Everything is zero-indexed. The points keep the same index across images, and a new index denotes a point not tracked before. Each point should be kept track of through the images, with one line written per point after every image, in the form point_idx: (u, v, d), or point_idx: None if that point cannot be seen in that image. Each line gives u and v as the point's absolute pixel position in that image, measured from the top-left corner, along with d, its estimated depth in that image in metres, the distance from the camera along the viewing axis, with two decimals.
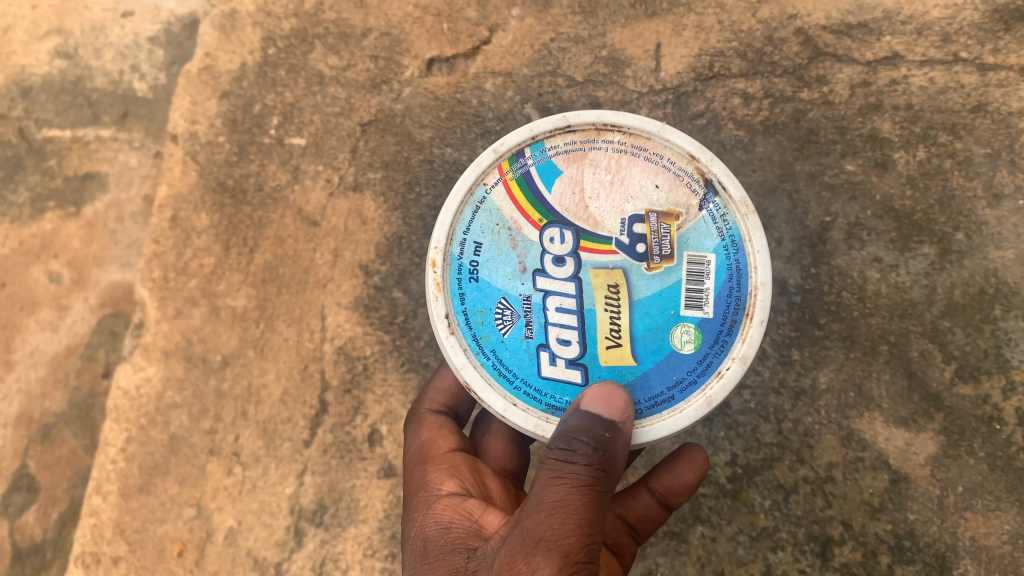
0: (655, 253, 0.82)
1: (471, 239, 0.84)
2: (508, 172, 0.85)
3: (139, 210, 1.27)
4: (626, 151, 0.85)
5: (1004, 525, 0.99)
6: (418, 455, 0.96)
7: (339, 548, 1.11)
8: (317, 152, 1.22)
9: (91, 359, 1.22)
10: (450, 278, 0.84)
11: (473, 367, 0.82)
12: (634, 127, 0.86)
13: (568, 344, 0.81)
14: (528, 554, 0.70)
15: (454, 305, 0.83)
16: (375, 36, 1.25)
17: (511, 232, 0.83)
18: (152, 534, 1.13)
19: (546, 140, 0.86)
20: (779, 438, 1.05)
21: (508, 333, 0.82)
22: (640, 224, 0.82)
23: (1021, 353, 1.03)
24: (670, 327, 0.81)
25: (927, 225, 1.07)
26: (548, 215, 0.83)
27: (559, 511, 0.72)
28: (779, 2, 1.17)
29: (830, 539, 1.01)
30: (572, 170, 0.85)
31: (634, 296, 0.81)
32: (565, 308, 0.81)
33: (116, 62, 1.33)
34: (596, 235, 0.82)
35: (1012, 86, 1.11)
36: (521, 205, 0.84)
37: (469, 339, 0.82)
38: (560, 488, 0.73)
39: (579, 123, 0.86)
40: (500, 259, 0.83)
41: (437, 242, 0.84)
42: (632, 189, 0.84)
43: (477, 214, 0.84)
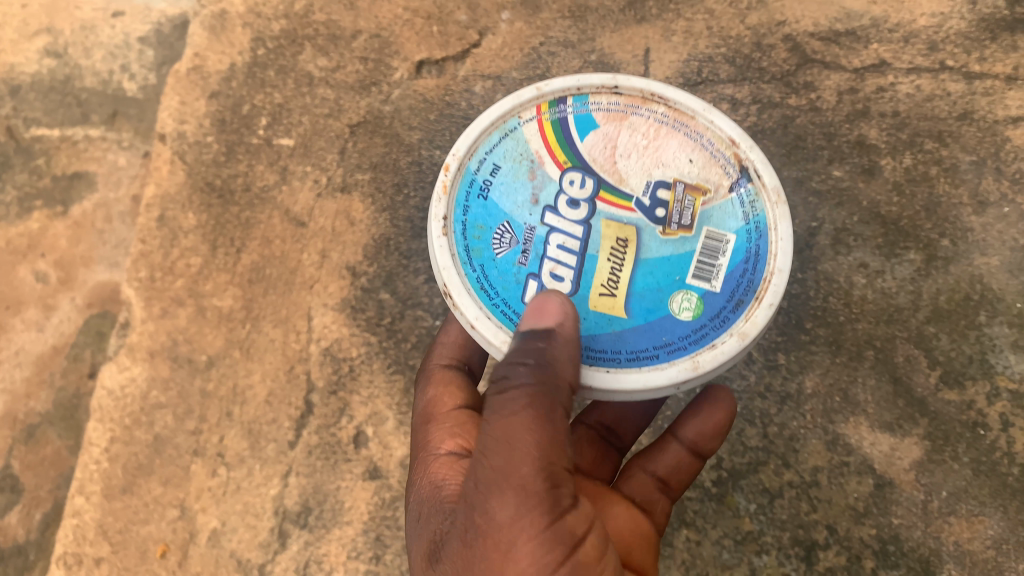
0: (674, 220, 0.81)
1: (489, 163, 0.84)
2: (546, 112, 0.86)
3: (127, 209, 1.27)
4: (669, 123, 0.86)
5: (988, 530, 0.99)
6: (423, 413, 0.96)
7: (323, 551, 1.10)
8: (306, 153, 1.22)
9: (78, 360, 1.22)
10: (459, 187, 0.83)
11: (458, 275, 0.80)
12: (681, 102, 0.86)
13: (562, 281, 0.79)
14: (484, 501, 0.69)
15: (457, 213, 0.82)
16: (366, 38, 1.26)
17: (532, 164, 0.83)
18: (134, 535, 1.12)
19: (591, 95, 0.87)
20: (765, 442, 1.05)
21: (501, 253, 0.81)
22: (664, 190, 0.82)
23: (1005, 359, 1.03)
24: (672, 290, 0.79)
25: (913, 231, 1.08)
26: (573, 160, 0.83)
27: (506, 446, 0.70)
28: (768, 9, 1.19)
29: (815, 543, 1.01)
30: (609, 129, 0.85)
31: (642, 254, 0.79)
32: (568, 249, 0.80)
33: (106, 62, 1.33)
34: (615, 189, 0.81)
35: (998, 94, 1.12)
36: (549, 142, 0.84)
37: (460, 247, 0.81)
38: (504, 424, 0.71)
39: (627, 87, 0.87)
40: (512, 188, 0.82)
41: (459, 151, 0.84)
42: (663, 158, 0.83)
43: (504, 140, 0.85)
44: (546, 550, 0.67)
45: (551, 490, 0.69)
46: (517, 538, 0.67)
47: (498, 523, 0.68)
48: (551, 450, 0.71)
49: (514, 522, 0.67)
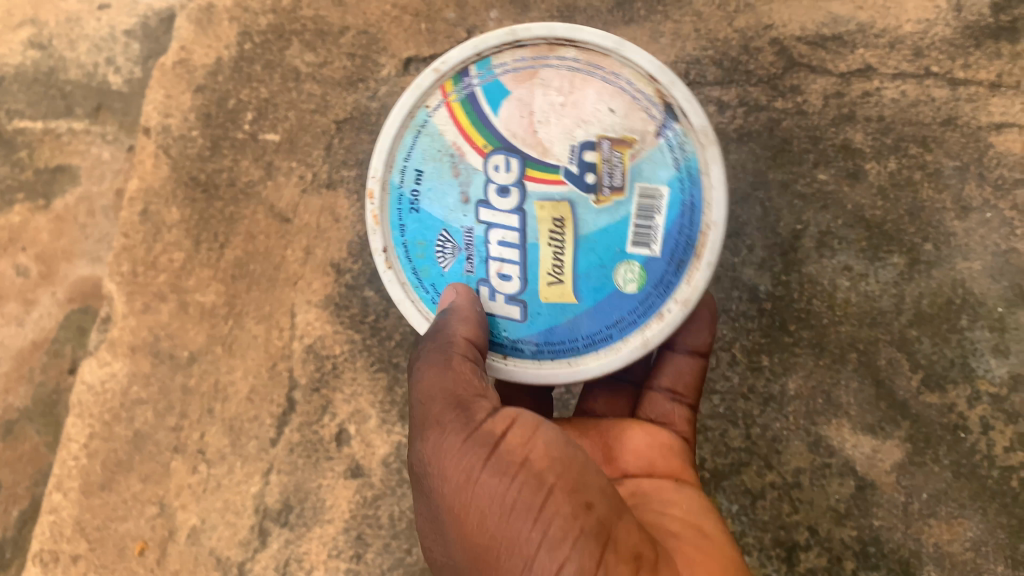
0: (603, 185, 0.80)
1: (410, 166, 0.85)
2: (451, 92, 0.85)
3: (110, 204, 1.26)
4: (579, 70, 0.83)
5: (967, 533, 1.00)
6: None
7: (304, 549, 1.10)
8: (291, 149, 1.21)
9: (58, 355, 1.20)
10: (389, 209, 0.86)
11: (413, 302, 0.87)
12: (592, 43, 0.83)
13: (509, 280, 0.83)
14: (417, 452, 0.79)
15: (395, 237, 0.86)
16: (353, 34, 1.25)
17: (455, 159, 0.83)
18: (113, 532, 1.11)
19: (494, 57, 0.84)
20: (747, 443, 1.05)
21: (448, 267, 0.85)
22: (591, 152, 0.80)
23: (986, 363, 1.04)
24: (613, 264, 0.81)
25: (897, 235, 1.09)
26: (490, 140, 0.82)
27: (426, 403, 0.80)
28: (755, 12, 1.18)
29: (796, 544, 1.02)
30: (522, 92, 0.82)
31: (579, 232, 0.81)
32: (505, 240, 0.82)
33: (91, 54, 1.32)
34: (540, 162, 0.81)
35: (983, 100, 1.12)
36: (461, 126, 0.83)
37: (409, 274, 0.87)
38: (420, 386, 0.81)
39: (530, 38, 0.83)
40: (440, 190, 0.84)
41: (376, 173, 0.86)
42: (582, 113, 0.81)
43: (419, 138, 0.85)
44: (469, 460, 0.74)
45: (467, 415, 0.78)
46: (441, 465, 0.76)
47: (427, 462, 0.77)
48: (461, 387, 0.79)
49: (438, 454, 0.76)
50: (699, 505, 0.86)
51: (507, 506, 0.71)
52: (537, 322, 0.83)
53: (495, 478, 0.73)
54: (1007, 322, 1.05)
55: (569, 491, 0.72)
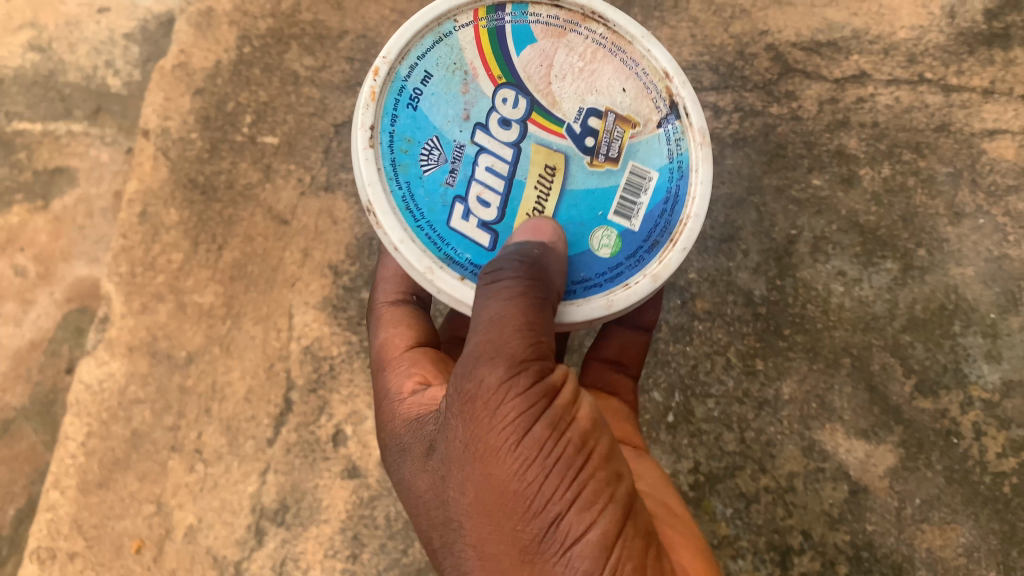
0: (602, 152, 0.79)
1: (422, 67, 0.79)
2: (483, 19, 0.81)
3: (109, 205, 1.26)
4: (604, 47, 0.83)
5: (960, 538, 1.01)
6: (377, 357, 0.95)
7: (300, 549, 1.10)
8: (290, 152, 1.22)
9: (56, 355, 1.21)
10: (389, 94, 0.78)
11: (379, 191, 0.76)
12: (620, 26, 0.83)
13: (488, 207, 0.78)
14: (473, 370, 0.69)
15: (383, 121, 0.78)
16: (352, 38, 1.26)
17: (466, 76, 0.79)
18: (109, 530, 1.11)
19: (531, 6, 0.82)
20: (742, 447, 1.06)
21: (428, 172, 0.77)
22: (596, 118, 0.80)
23: (978, 369, 1.05)
24: (592, 224, 0.79)
25: (891, 241, 1.10)
26: (507, 73, 0.79)
27: (498, 325, 0.70)
28: (751, 19, 1.19)
29: (790, 548, 1.02)
30: (547, 45, 0.81)
31: (568, 184, 0.79)
32: (494, 168, 0.78)
33: (90, 57, 1.33)
34: (547, 112, 0.79)
35: (975, 107, 1.13)
36: (485, 52, 0.79)
37: (387, 161, 0.77)
38: (493, 304, 0.71)
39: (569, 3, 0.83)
40: (446, 99, 0.78)
41: (388, 55, 0.78)
42: (596, 83, 0.81)
43: (438, 45, 0.80)
44: (530, 407, 0.68)
45: (536, 360, 0.70)
46: (503, 400, 0.68)
47: (487, 389, 0.68)
48: (537, 327, 0.71)
49: (503, 387, 0.68)
50: (658, 477, 0.88)
51: (555, 463, 0.68)
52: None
53: (547, 431, 0.68)
54: (999, 328, 1.06)
55: (600, 459, 0.71)
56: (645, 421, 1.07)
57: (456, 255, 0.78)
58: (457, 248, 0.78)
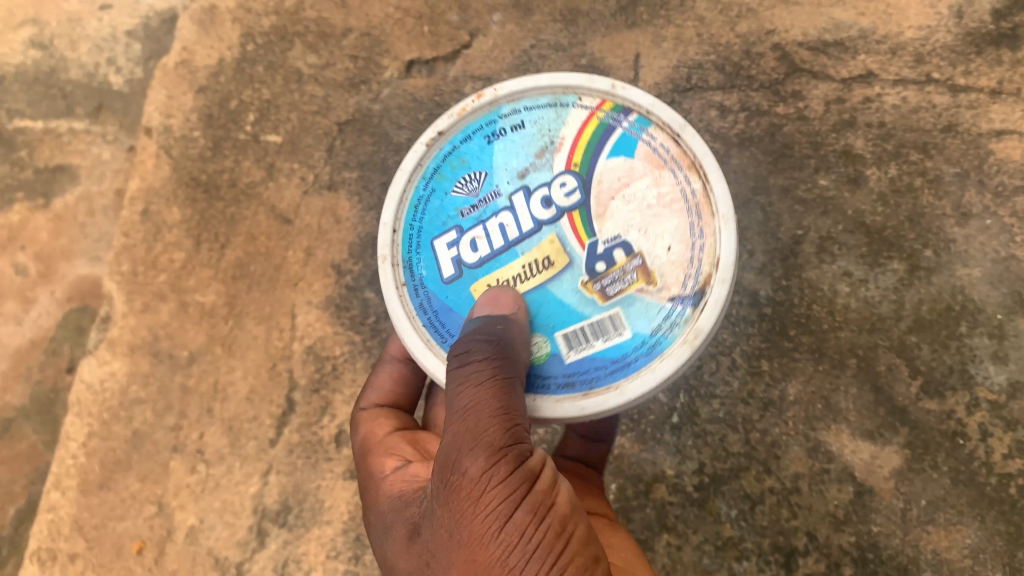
0: (599, 281, 0.79)
1: (518, 114, 0.87)
2: (604, 110, 0.85)
3: (110, 203, 1.25)
4: (687, 201, 0.81)
5: (966, 540, 0.99)
6: (361, 446, 0.94)
7: (302, 550, 1.09)
8: (293, 150, 1.22)
9: (56, 354, 1.20)
10: (478, 121, 0.88)
11: (406, 185, 0.88)
12: (718, 193, 0.81)
13: (473, 251, 0.83)
14: (456, 460, 0.69)
15: (456, 137, 0.88)
16: (356, 36, 1.25)
17: (551, 145, 0.84)
18: (110, 531, 1.11)
19: (654, 125, 0.84)
20: (747, 448, 1.05)
21: (455, 193, 0.85)
22: (621, 252, 0.79)
23: (985, 370, 1.03)
24: (542, 330, 0.79)
25: (897, 241, 1.08)
26: (584, 166, 0.83)
27: (473, 412, 0.71)
28: (757, 18, 1.18)
29: (795, 549, 1.02)
30: (640, 168, 0.82)
31: (550, 282, 0.80)
32: (502, 226, 0.82)
33: (92, 55, 1.32)
34: (587, 221, 0.80)
35: (983, 107, 1.11)
36: (579, 139, 0.84)
37: (433, 165, 0.88)
38: (468, 393, 0.72)
39: (690, 144, 0.83)
40: (517, 150, 0.85)
41: (501, 91, 0.88)
42: (652, 224, 0.80)
43: (550, 108, 0.86)
44: (513, 492, 0.67)
45: (515, 446, 0.70)
46: (485, 488, 0.67)
47: (470, 478, 0.68)
48: (513, 413, 0.72)
49: (484, 475, 0.67)
50: (631, 552, 0.85)
51: (536, 548, 0.65)
52: (451, 296, 0.83)
53: (528, 516, 0.67)
54: (1007, 329, 1.04)
55: (581, 543, 0.68)
56: (648, 422, 1.08)
57: (421, 269, 0.85)
58: (422, 261, 0.85)
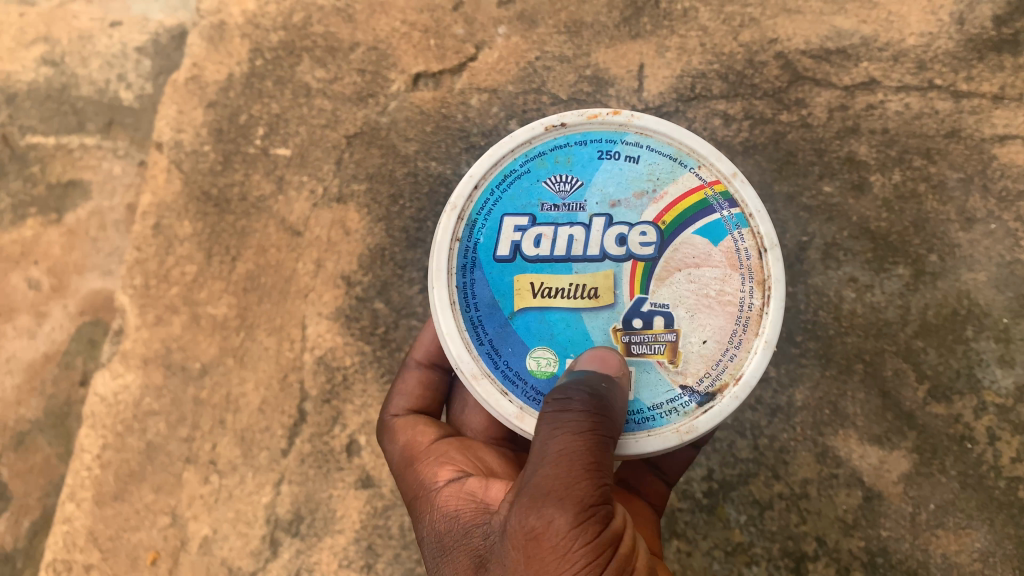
0: (631, 335, 0.78)
1: (638, 148, 0.84)
2: (714, 190, 0.82)
3: (121, 218, 1.27)
4: (741, 310, 0.79)
5: (976, 543, 1.00)
6: (403, 456, 0.91)
7: (314, 559, 1.10)
8: (302, 163, 1.23)
9: (69, 367, 1.22)
10: (602, 133, 0.85)
11: (508, 153, 0.85)
12: (769, 319, 0.79)
13: (534, 248, 0.81)
14: (540, 509, 0.67)
15: (575, 135, 0.85)
16: (363, 50, 1.27)
17: (650, 193, 0.82)
18: (125, 542, 1.12)
19: (749, 227, 0.81)
20: (755, 454, 1.06)
21: (545, 187, 0.83)
22: (661, 319, 0.78)
23: (991, 373, 1.04)
24: (559, 350, 0.79)
25: (902, 247, 1.09)
26: (672, 226, 0.80)
27: (565, 460, 0.68)
28: (760, 27, 1.19)
29: (805, 555, 1.02)
30: (717, 258, 0.80)
31: (586, 312, 0.79)
32: (570, 238, 0.80)
33: (103, 71, 1.34)
34: (647, 276, 0.79)
35: (985, 113, 1.12)
36: (678, 201, 0.81)
37: (540, 149, 0.85)
38: (564, 436, 0.69)
39: (770, 263, 0.80)
40: (619, 178, 0.82)
41: (637, 120, 0.85)
42: (702, 311, 0.78)
43: (669, 160, 0.83)
44: (596, 560, 0.66)
45: (601, 507, 0.68)
46: (571, 548, 0.65)
47: (556, 534, 0.65)
48: (603, 469, 0.69)
49: (571, 535, 0.65)
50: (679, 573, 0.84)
51: None
52: (494, 275, 0.81)
53: None
54: (1013, 332, 1.05)
55: None
56: None
57: (480, 236, 0.82)
58: (485, 228, 0.82)
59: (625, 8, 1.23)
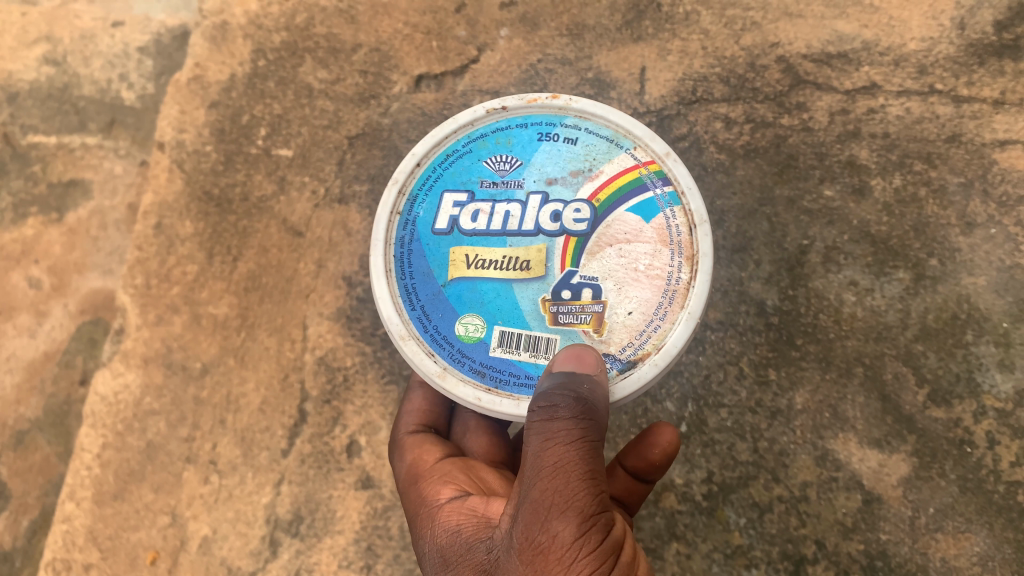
0: (559, 306, 0.80)
1: (576, 131, 0.88)
2: (649, 169, 0.85)
3: (122, 217, 1.30)
4: (669, 283, 0.80)
5: (974, 547, 0.95)
6: (408, 476, 0.90)
7: (314, 560, 1.08)
8: (304, 164, 1.25)
9: (69, 366, 1.23)
10: (541, 117, 0.90)
11: (452, 134, 0.91)
12: (695, 289, 0.80)
13: (471, 221, 0.85)
14: (544, 523, 0.66)
15: (516, 118, 0.90)
16: (365, 51, 1.30)
17: (589, 174, 0.85)
18: (125, 541, 1.11)
19: (681, 206, 0.83)
20: (755, 456, 1.03)
21: (489, 166, 0.87)
22: (587, 290, 0.80)
23: (991, 378, 1.00)
24: (487, 317, 0.81)
25: (903, 250, 1.06)
26: (605, 204, 0.83)
27: (561, 472, 0.67)
28: (762, 31, 1.21)
29: (804, 557, 0.98)
30: (648, 234, 0.82)
31: (516, 283, 0.81)
32: (507, 214, 0.84)
33: (104, 71, 1.39)
34: (578, 252, 0.81)
35: (986, 118, 1.10)
36: (612, 181, 0.84)
37: (485, 132, 0.90)
38: (556, 449, 0.68)
39: (700, 238, 0.82)
40: (557, 158, 0.86)
41: (574, 103, 0.89)
42: (629, 285, 0.80)
43: (607, 140, 0.87)
44: (602, 565, 0.66)
45: (601, 515, 0.68)
46: (577, 556, 0.65)
47: (561, 544, 0.65)
48: (598, 477, 0.69)
49: (576, 543, 0.65)
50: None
51: None
52: (431, 245, 0.85)
53: None
54: (1013, 337, 1.01)
55: None
56: None
57: (419, 210, 0.87)
58: (426, 203, 0.87)
59: (628, 10, 1.25)
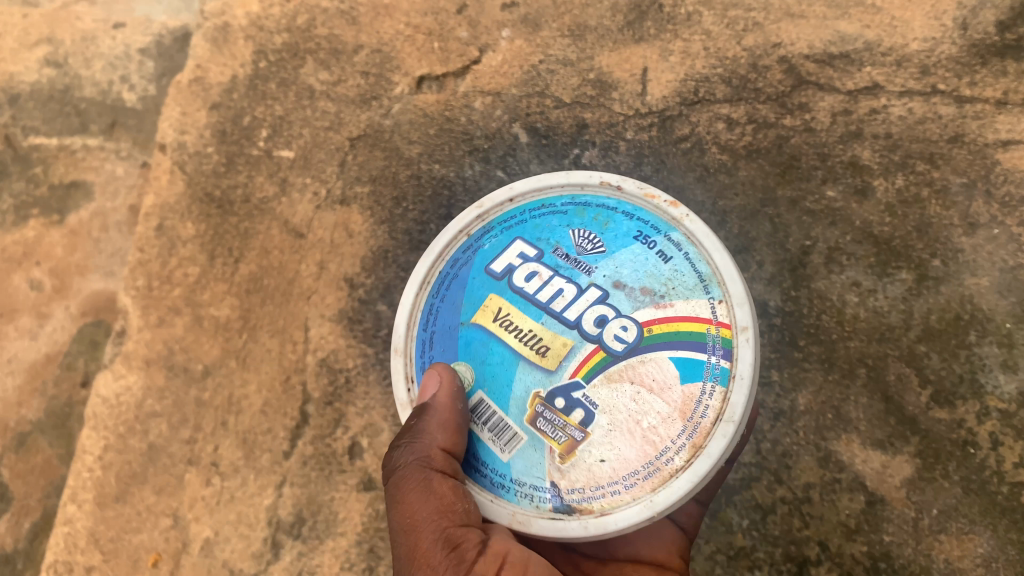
0: (545, 409, 0.82)
1: (675, 250, 0.87)
2: (718, 332, 0.82)
3: (124, 219, 1.30)
4: (658, 458, 0.79)
5: (978, 549, 0.95)
6: None
7: (316, 561, 1.08)
8: (305, 166, 1.25)
9: (71, 368, 1.23)
10: (649, 219, 0.90)
11: (559, 190, 0.95)
12: (678, 482, 0.78)
13: (521, 281, 0.88)
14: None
15: (627, 207, 0.92)
16: (366, 53, 1.30)
17: (654, 295, 0.84)
18: (127, 543, 1.11)
19: (722, 393, 0.80)
20: (758, 458, 1.02)
21: (571, 237, 0.90)
22: (580, 412, 0.81)
23: (995, 379, 0.99)
24: (478, 377, 0.86)
25: (905, 251, 1.06)
26: (652, 338, 0.82)
27: (409, 530, 0.81)
28: (764, 32, 1.20)
29: (807, 559, 0.98)
30: (673, 395, 0.80)
31: (523, 363, 0.84)
32: (557, 292, 0.86)
33: (105, 73, 1.38)
34: (597, 369, 0.82)
35: (989, 118, 1.10)
36: (676, 319, 0.83)
37: (591, 209, 0.92)
38: (401, 509, 0.83)
39: (717, 440, 0.78)
40: (639, 265, 0.87)
41: (690, 222, 0.89)
42: (621, 434, 0.80)
43: (699, 274, 0.86)
44: None
45: (446, 550, 0.78)
46: None
47: None
48: (440, 518, 0.80)
49: None
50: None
51: None
52: (475, 281, 0.90)
53: None
54: (1016, 337, 1.01)
55: None
56: None
57: (487, 243, 0.93)
58: (497, 240, 0.93)
59: (629, 11, 1.25)
